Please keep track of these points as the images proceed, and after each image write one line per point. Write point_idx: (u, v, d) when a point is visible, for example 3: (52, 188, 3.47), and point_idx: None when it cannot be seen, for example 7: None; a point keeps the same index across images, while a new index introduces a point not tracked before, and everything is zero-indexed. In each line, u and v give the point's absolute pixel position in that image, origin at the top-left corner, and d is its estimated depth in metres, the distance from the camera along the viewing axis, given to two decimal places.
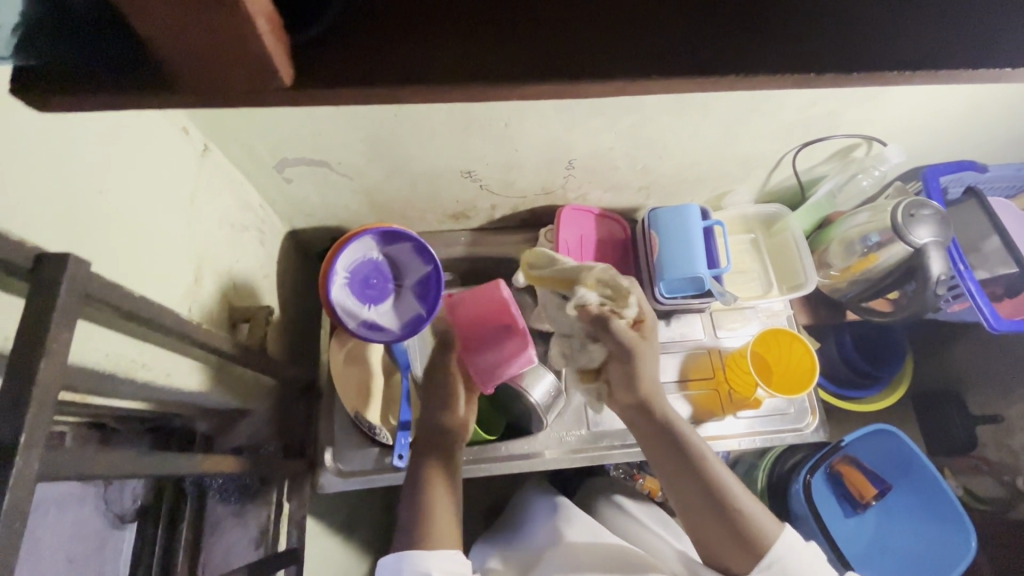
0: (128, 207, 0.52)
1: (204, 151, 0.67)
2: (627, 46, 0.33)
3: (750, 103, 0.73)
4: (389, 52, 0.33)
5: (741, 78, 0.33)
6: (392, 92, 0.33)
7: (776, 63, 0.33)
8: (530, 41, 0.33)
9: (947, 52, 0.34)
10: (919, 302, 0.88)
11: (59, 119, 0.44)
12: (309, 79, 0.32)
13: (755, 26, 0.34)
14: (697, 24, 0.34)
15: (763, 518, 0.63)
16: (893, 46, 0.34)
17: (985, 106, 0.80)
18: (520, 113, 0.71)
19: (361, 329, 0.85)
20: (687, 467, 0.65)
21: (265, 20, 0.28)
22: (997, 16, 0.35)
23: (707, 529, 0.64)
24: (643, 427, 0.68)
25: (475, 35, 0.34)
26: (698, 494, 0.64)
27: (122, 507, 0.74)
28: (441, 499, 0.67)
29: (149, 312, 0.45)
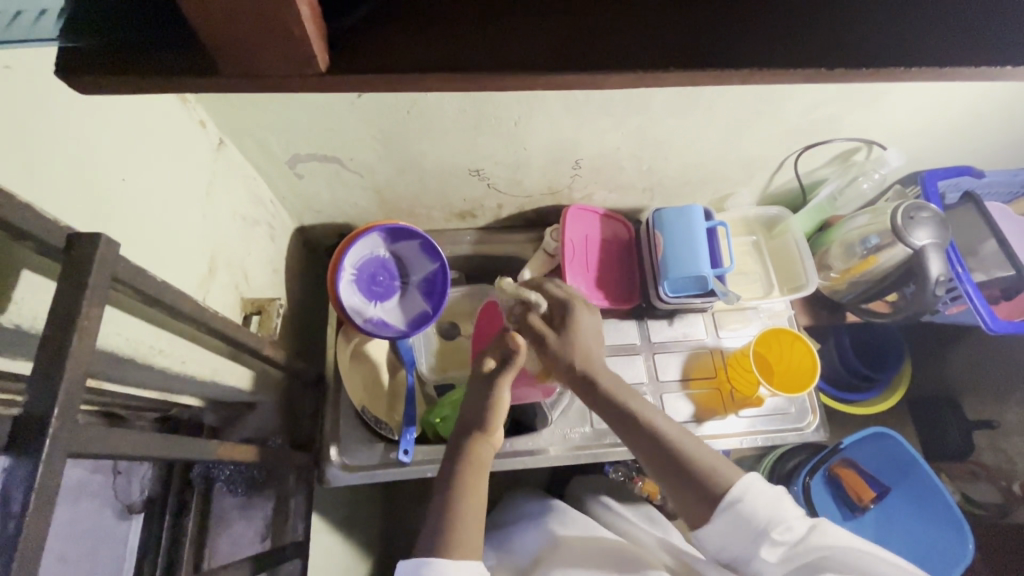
0: (148, 196, 0.53)
1: (219, 145, 0.68)
2: (645, 39, 0.35)
3: (755, 105, 0.75)
4: (418, 41, 0.35)
5: (752, 71, 0.34)
6: (419, 79, 0.34)
7: (788, 57, 0.35)
8: (553, 33, 0.35)
9: (951, 50, 0.35)
10: (918, 303, 0.89)
11: (87, 106, 0.45)
12: (341, 66, 0.34)
13: (766, 22, 0.36)
14: (712, 19, 0.36)
15: (723, 469, 0.62)
16: (896, 43, 0.35)
17: (983, 111, 0.82)
18: (530, 112, 0.73)
19: (368, 324, 0.86)
20: (641, 434, 0.65)
21: (306, 7, 0.30)
22: (996, 16, 0.37)
23: (678, 494, 0.63)
24: (596, 399, 0.69)
25: (502, 27, 0.35)
26: (658, 457, 0.64)
27: (131, 497, 0.75)
28: (473, 508, 0.62)
29: (170, 298, 0.46)
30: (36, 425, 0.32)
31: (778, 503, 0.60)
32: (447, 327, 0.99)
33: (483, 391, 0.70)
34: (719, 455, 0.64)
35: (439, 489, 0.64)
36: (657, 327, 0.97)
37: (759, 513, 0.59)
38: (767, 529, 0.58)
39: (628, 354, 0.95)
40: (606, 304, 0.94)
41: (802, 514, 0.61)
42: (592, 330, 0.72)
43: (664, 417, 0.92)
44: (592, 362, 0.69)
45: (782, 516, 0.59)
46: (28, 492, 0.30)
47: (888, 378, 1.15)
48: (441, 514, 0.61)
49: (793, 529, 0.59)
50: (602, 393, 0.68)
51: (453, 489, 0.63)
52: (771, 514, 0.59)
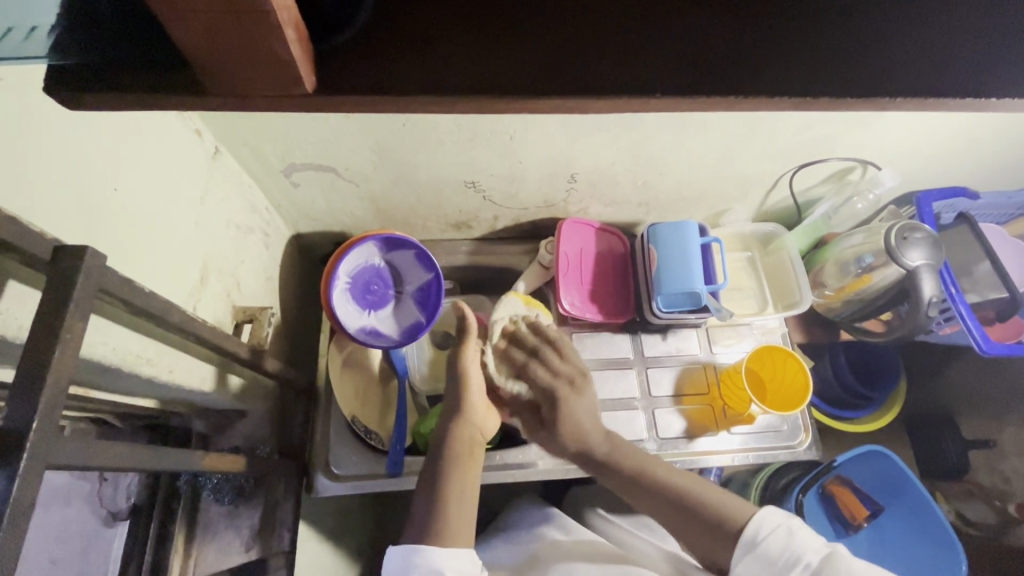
0: (140, 205, 0.53)
1: (215, 153, 0.68)
2: (637, 63, 0.35)
3: (750, 124, 0.75)
4: (410, 60, 0.35)
5: (741, 99, 0.35)
6: (409, 101, 0.34)
7: (780, 85, 0.35)
8: (541, 60, 0.35)
9: (942, 82, 0.36)
10: (910, 325, 0.88)
11: (82, 118, 0.45)
12: (331, 85, 0.34)
13: (758, 52, 0.36)
14: (700, 45, 0.36)
15: (732, 508, 0.63)
16: (883, 72, 0.36)
17: (975, 136, 0.82)
18: (526, 126, 0.73)
19: (361, 334, 0.87)
20: (646, 487, 0.68)
21: (294, 30, 0.30)
22: (982, 44, 0.37)
23: (682, 530, 0.65)
24: (593, 462, 0.73)
25: (494, 51, 0.35)
26: (670, 510, 0.66)
27: (116, 504, 0.74)
28: (461, 508, 0.62)
29: (159, 309, 0.46)
30: (11, 441, 0.32)
31: (793, 538, 0.59)
32: (441, 337, 0.99)
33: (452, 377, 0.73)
34: (725, 491, 0.65)
35: (425, 488, 0.64)
36: (651, 341, 0.97)
37: (772, 550, 0.58)
38: (783, 566, 0.57)
39: (622, 368, 0.95)
40: (600, 318, 0.94)
41: (821, 547, 0.59)
42: (583, 410, 0.75)
43: (655, 432, 0.91)
44: (588, 435, 0.73)
45: (800, 554, 0.57)
46: (2, 507, 0.30)
47: (882, 396, 1.15)
48: (429, 518, 0.61)
49: (811, 565, 0.57)
50: (599, 460, 0.72)
51: (440, 490, 0.63)
52: (785, 549, 0.58)
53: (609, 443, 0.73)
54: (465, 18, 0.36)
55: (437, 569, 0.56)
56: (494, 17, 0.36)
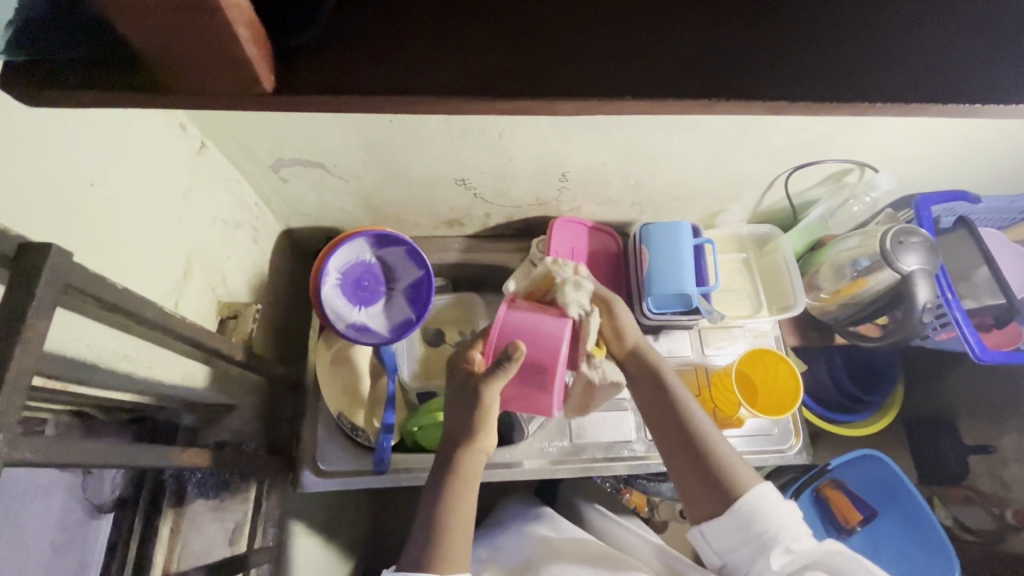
0: (119, 200, 0.53)
1: (201, 148, 0.68)
2: (608, 64, 0.35)
3: (742, 125, 0.74)
4: (371, 60, 0.35)
5: (715, 103, 0.34)
6: (371, 100, 0.34)
7: (751, 89, 0.34)
8: (517, 62, 0.35)
9: (919, 84, 0.35)
10: (906, 328, 0.88)
11: (56, 115, 0.45)
12: (289, 83, 0.34)
13: (733, 56, 0.35)
14: (673, 46, 0.35)
15: (745, 473, 0.65)
16: (860, 74, 0.35)
17: (975, 140, 0.81)
18: (515, 125, 0.72)
19: (351, 330, 0.87)
20: (678, 421, 0.69)
21: (247, 28, 0.30)
22: (965, 46, 0.36)
23: (681, 466, 0.67)
24: (638, 378, 0.75)
25: (470, 51, 0.35)
26: (687, 449, 0.67)
27: (101, 497, 0.75)
28: (461, 516, 0.63)
29: (133, 305, 0.46)
30: None
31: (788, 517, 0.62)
32: (432, 334, 1.00)
33: (474, 398, 0.66)
34: (740, 458, 0.67)
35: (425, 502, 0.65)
36: None
37: (767, 521, 0.61)
38: (775, 539, 0.60)
39: None
40: None
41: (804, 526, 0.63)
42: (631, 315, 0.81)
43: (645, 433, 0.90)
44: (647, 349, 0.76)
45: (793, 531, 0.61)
46: None
47: (878, 401, 1.14)
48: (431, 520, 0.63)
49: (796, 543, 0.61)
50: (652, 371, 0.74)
51: (442, 500, 0.64)
52: (782, 526, 0.61)
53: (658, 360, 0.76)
54: (435, 17, 0.36)
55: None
56: (467, 17, 0.36)
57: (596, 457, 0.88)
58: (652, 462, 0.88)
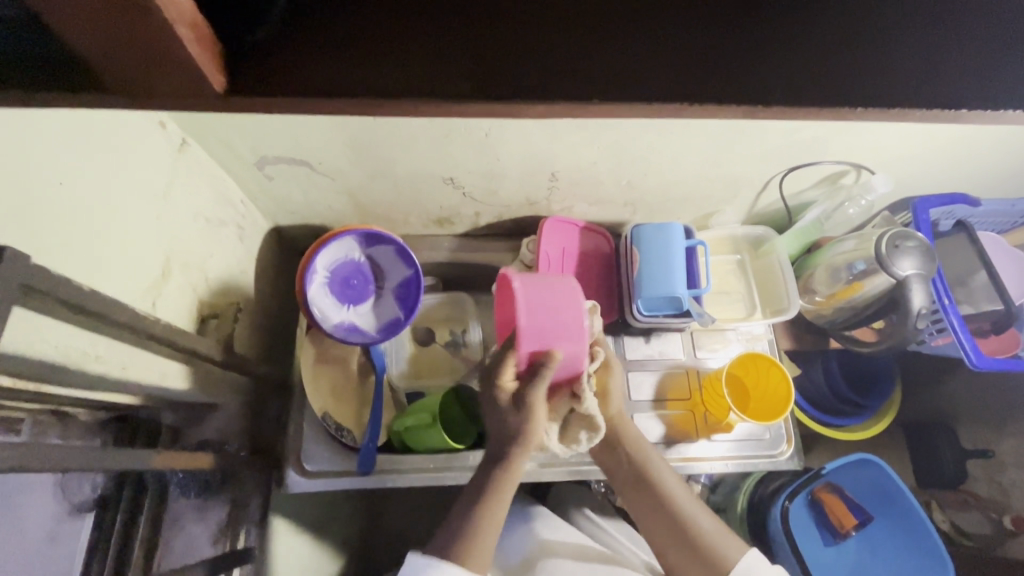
0: (90, 199, 0.52)
1: (181, 146, 0.67)
2: (561, 63, 0.37)
3: (734, 124, 0.72)
4: (323, 55, 0.37)
5: (654, 102, 0.37)
6: (327, 98, 0.36)
7: (685, 88, 0.37)
8: (489, 70, 0.37)
9: (860, 87, 0.37)
10: (900, 334, 0.86)
11: (21, 114, 0.44)
12: (242, 81, 0.37)
13: (675, 53, 0.38)
14: (619, 44, 0.38)
15: (730, 546, 0.67)
16: (800, 79, 0.37)
17: (975, 142, 0.79)
18: (501, 124, 0.71)
19: (339, 330, 0.86)
20: (659, 500, 0.70)
21: (187, 26, 0.33)
22: (908, 46, 0.38)
23: (664, 545, 0.69)
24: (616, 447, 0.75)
25: (448, 61, 0.37)
26: (671, 526, 0.69)
27: (82, 496, 0.68)
28: (490, 527, 0.64)
29: (99, 306, 0.46)
30: None
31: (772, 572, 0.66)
32: (422, 333, 0.99)
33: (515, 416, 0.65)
34: (725, 530, 0.69)
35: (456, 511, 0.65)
36: (633, 344, 0.95)
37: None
38: None
39: None
40: None
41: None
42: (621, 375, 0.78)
43: None
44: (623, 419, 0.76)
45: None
46: None
47: (874, 406, 1.12)
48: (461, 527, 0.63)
49: None
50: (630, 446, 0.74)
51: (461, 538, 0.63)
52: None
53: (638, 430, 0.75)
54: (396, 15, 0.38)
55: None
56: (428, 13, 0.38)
57: (583, 460, 0.87)
58: None
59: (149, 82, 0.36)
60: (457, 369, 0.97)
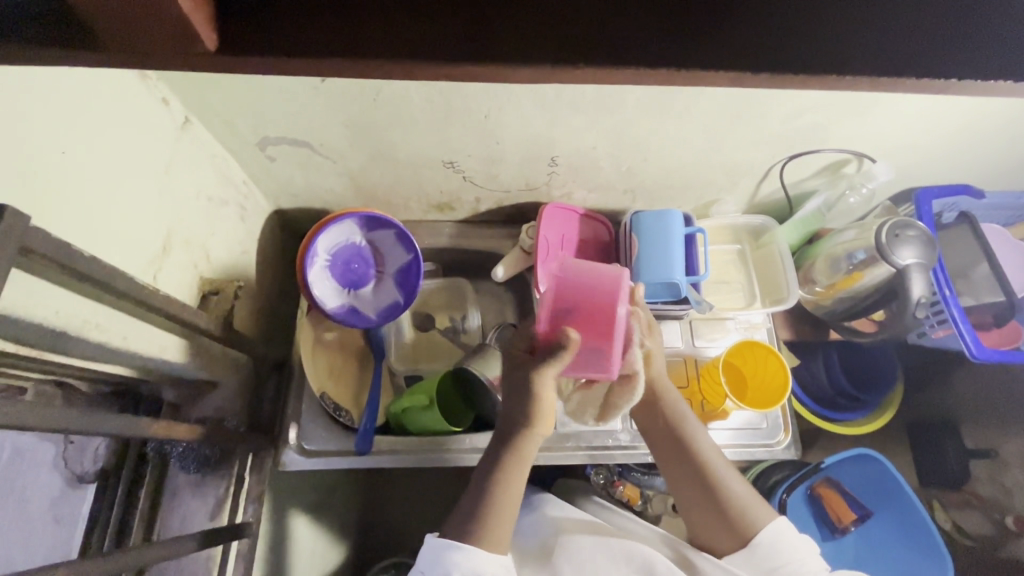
0: (94, 171, 0.53)
1: (184, 124, 0.68)
2: (546, 29, 0.38)
3: (735, 110, 0.72)
4: (306, 19, 0.38)
5: (636, 71, 0.38)
6: (309, 60, 0.38)
7: (667, 54, 0.37)
8: (475, 38, 0.38)
9: (850, 55, 0.37)
10: (901, 323, 0.86)
11: (26, 85, 0.45)
12: (227, 44, 0.38)
13: (655, 17, 0.38)
14: (600, 10, 0.38)
15: (759, 514, 0.68)
16: (788, 47, 0.38)
17: (978, 130, 0.78)
18: (500, 106, 0.71)
19: (339, 313, 0.87)
20: (694, 467, 0.70)
21: None
22: (900, 13, 0.38)
23: (693, 508, 0.70)
24: (648, 409, 0.74)
25: (445, 28, 0.38)
26: (700, 488, 0.69)
27: (82, 466, 0.74)
28: (505, 512, 0.64)
29: (99, 273, 0.47)
30: None
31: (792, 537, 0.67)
32: (420, 319, 1.00)
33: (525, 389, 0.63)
34: (756, 497, 0.70)
35: (471, 500, 0.64)
36: None
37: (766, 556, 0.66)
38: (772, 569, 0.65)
39: None
40: None
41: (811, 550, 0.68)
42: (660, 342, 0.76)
43: (631, 423, 0.89)
44: (663, 383, 0.74)
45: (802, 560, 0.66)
46: None
47: (874, 400, 1.11)
48: (471, 507, 0.64)
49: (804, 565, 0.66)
50: (665, 410, 0.73)
51: (485, 498, 0.64)
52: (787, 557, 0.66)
53: (672, 395, 0.74)
54: None
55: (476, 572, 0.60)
56: None
57: (579, 446, 0.87)
58: (636, 452, 0.87)
59: (145, 41, 0.37)
60: (456, 353, 0.98)
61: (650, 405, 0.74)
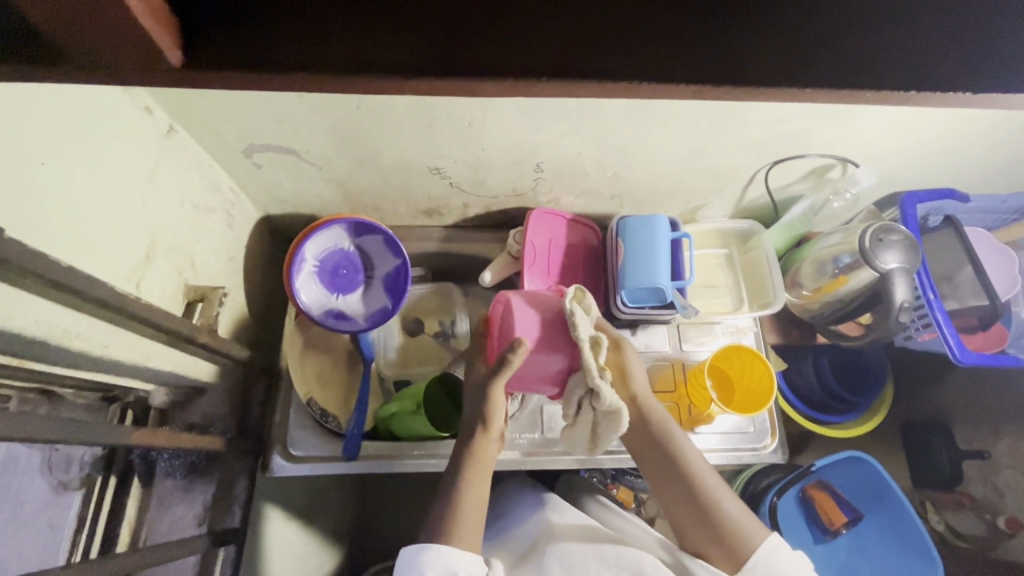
0: (76, 180, 0.54)
1: (169, 132, 0.68)
2: (516, 43, 0.39)
3: (719, 116, 0.73)
4: (274, 37, 0.39)
5: (603, 84, 0.39)
6: (277, 76, 0.39)
7: (634, 70, 0.39)
8: (443, 53, 0.39)
9: (808, 70, 0.39)
10: (884, 328, 0.86)
11: (7, 97, 0.46)
12: (193, 60, 0.39)
13: (618, 33, 0.39)
14: (566, 26, 0.39)
15: (752, 530, 0.68)
16: (751, 60, 0.39)
17: (961, 134, 0.79)
18: (483, 113, 0.72)
19: (327, 319, 0.87)
20: (685, 481, 0.70)
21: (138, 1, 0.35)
22: (860, 27, 0.39)
23: (688, 525, 0.70)
24: (637, 427, 0.75)
25: (415, 42, 0.39)
26: (692, 505, 0.70)
27: (67, 473, 0.73)
28: (476, 496, 0.66)
29: (76, 282, 0.47)
30: None
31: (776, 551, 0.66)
32: (412, 323, 1.00)
33: (479, 393, 0.69)
34: (749, 513, 0.70)
35: (444, 484, 0.67)
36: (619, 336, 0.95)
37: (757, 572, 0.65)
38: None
39: None
40: None
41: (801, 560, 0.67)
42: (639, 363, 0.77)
43: None
44: (647, 400, 0.75)
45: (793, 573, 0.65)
46: None
47: (864, 403, 1.11)
48: (449, 514, 0.64)
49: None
50: (653, 428, 0.74)
51: (458, 505, 0.65)
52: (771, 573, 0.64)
53: (660, 413, 0.75)
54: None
55: (450, 569, 0.60)
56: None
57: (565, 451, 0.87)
58: (623, 457, 0.87)
59: (110, 57, 0.38)
60: (444, 358, 0.98)
61: (638, 425, 0.75)
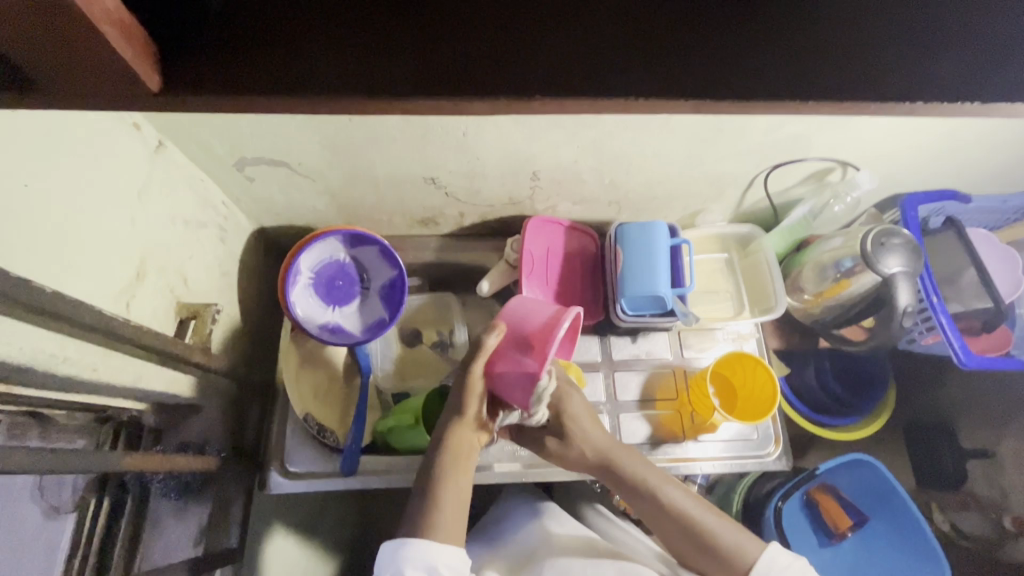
0: (65, 201, 0.53)
1: (158, 148, 0.67)
2: (501, 63, 0.42)
3: (715, 123, 0.72)
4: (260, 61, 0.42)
5: (581, 99, 0.41)
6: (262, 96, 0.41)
7: (612, 87, 0.41)
8: (428, 73, 0.41)
9: (771, 83, 0.41)
10: (886, 334, 0.85)
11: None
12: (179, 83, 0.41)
13: (596, 53, 0.42)
14: (546, 47, 0.42)
15: (749, 546, 0.67)
16: (720, 77, 0.41)
17: (963, 136, 0.78)
18: (477, 123, 0.71)
19: (323, 332, 0.86)
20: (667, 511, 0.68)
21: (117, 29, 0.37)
22: (822, 48, 0.42)
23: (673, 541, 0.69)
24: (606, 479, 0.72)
25: (403, 63, 0.41)
26: (680, 528, 0.68)
27: (59, 498, 0.69)
28: (452, 497, 0.64)
29: (65, 309, 0.46)
30: None
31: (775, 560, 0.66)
32: (408, 334, 0.99)
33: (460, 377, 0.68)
34: (745, 530, 0.68)
35: (421, 481, 0.66)
36: (619, 344, 0.94)
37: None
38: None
39: (589, 371, 0.92)
40: None
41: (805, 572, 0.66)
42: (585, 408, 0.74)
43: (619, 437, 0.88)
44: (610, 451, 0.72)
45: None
46: None
47: (867, 406, 1.10)
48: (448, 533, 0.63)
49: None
50: (622, 476, 0.71)
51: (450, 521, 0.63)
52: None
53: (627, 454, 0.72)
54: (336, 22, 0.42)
55: (429, 565, 0.58)
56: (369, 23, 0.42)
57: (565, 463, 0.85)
58: None
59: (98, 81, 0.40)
60: (442, 369, 0.96)
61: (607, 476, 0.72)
